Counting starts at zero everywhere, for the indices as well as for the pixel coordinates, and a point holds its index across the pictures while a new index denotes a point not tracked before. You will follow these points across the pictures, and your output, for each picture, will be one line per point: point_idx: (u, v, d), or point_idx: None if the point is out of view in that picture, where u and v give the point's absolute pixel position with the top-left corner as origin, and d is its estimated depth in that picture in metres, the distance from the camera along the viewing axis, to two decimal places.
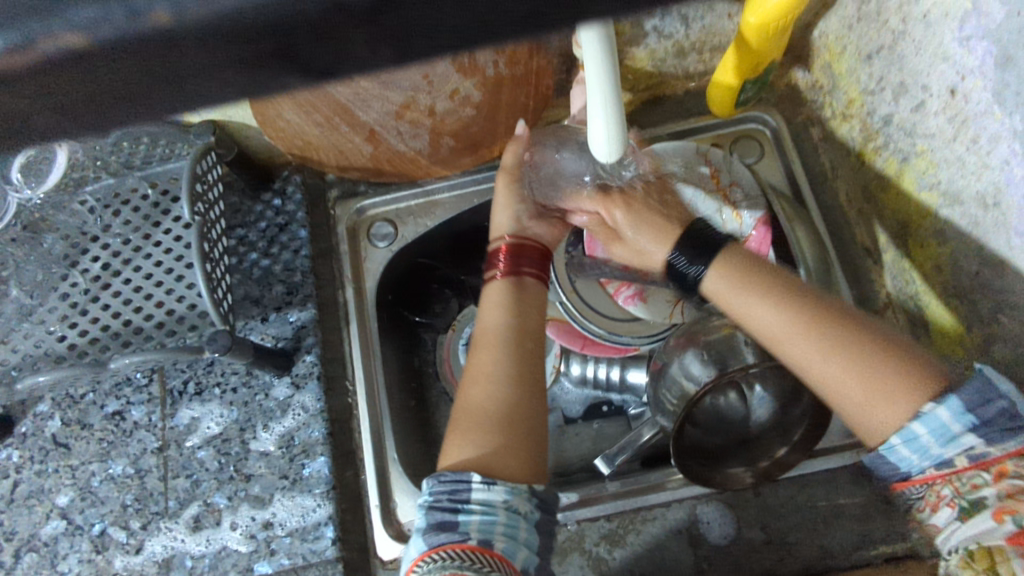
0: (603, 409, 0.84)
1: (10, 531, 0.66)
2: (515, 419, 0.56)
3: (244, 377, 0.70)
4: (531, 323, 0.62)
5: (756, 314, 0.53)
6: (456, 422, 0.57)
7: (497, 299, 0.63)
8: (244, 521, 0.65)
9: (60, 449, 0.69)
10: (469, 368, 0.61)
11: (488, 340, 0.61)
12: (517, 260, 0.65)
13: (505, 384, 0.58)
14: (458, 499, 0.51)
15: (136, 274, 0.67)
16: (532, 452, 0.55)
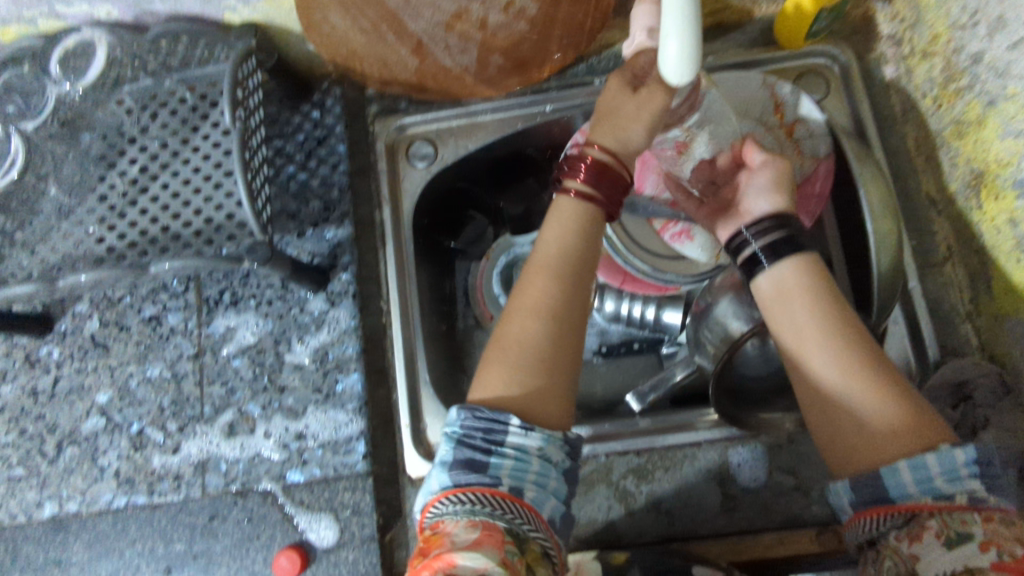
0: (634, 347, 0.84)
1: (52, 424, 0.68)
2: (555, 361, 0.53)
3: (280, 292, 0.70)
4: (588, 259, 0.57)
5: (801, 323, 0.50)
6: (496, 350, 0.54)
7: (569, 215, 0.57)
8: (278, 430, 0.66)
9: (98, 349, 0.70)
10: (520, 289, 0.56)
11: (540, 269, 0.56)
12: (609, 181, 0.57)
13: (559, 319, 0.54)
14: (492, 440, 0.51)
15: (174, 180, 0.65)
16: (568, 397, 0.54)
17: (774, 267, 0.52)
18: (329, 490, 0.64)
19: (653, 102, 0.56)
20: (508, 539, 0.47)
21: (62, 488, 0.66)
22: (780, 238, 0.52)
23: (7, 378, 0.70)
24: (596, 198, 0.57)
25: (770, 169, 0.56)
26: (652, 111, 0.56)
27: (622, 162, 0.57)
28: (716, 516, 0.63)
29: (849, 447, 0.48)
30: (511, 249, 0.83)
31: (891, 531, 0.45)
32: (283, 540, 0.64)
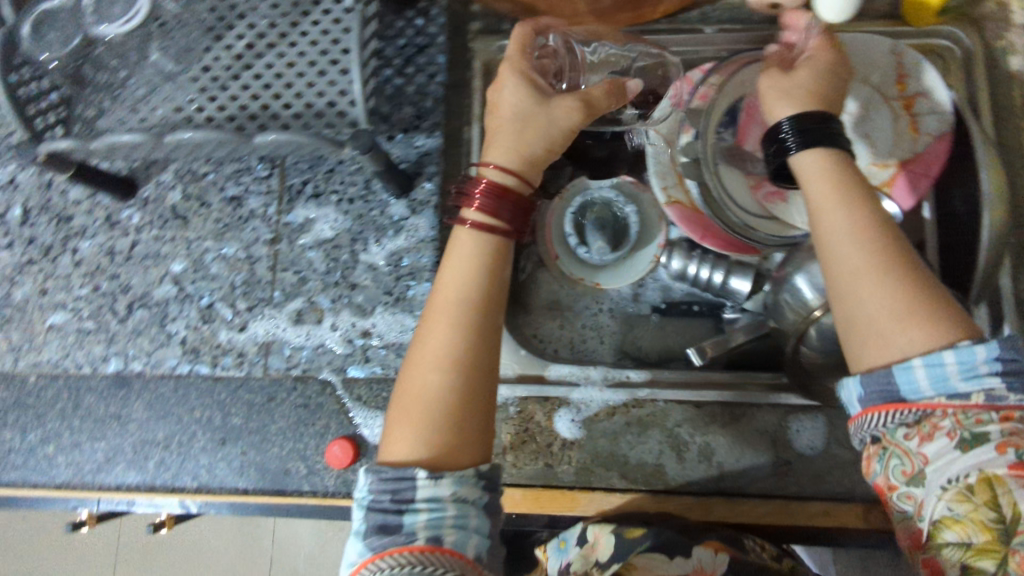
0: (692, 308, 0.83)
1: (125, 285, 0.70)
2: (471, 404, 0.50)
3: (362, 191, 0.70)
4: (494, 295, 0.53)
5: (828, 197, 0.47)
6: (404, 398, 0.50)
7: (467, 256, 0.53)
8: (345, 325, 0.67)
9: (178, 221, 0.71)
10: (423, 337, 0.52)
11: (439, 317, 0.52)
12: (509, 202, 0.53)
13: (459, 366, 0.50)
14: (399, 500, 0.47)
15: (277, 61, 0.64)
16: (483, 439, 0.50)
17: (800, 156, 0.49)
18: (387, 389, 0.65)
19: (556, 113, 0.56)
20: None
21: (129, 347, 0.68)
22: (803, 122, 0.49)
23: (87, 233, 0.71)
24: (495, 228, 0.53)
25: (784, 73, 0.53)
26: (560, 125, 0.56)
27: (514, 180, 0.55)
28: (768, 475, 0.63)
29: (862, 327, 0.44)
30: (588, 191, 0.83)
31: (897, 428, 0.44)
32: (337, 431, 0.65)
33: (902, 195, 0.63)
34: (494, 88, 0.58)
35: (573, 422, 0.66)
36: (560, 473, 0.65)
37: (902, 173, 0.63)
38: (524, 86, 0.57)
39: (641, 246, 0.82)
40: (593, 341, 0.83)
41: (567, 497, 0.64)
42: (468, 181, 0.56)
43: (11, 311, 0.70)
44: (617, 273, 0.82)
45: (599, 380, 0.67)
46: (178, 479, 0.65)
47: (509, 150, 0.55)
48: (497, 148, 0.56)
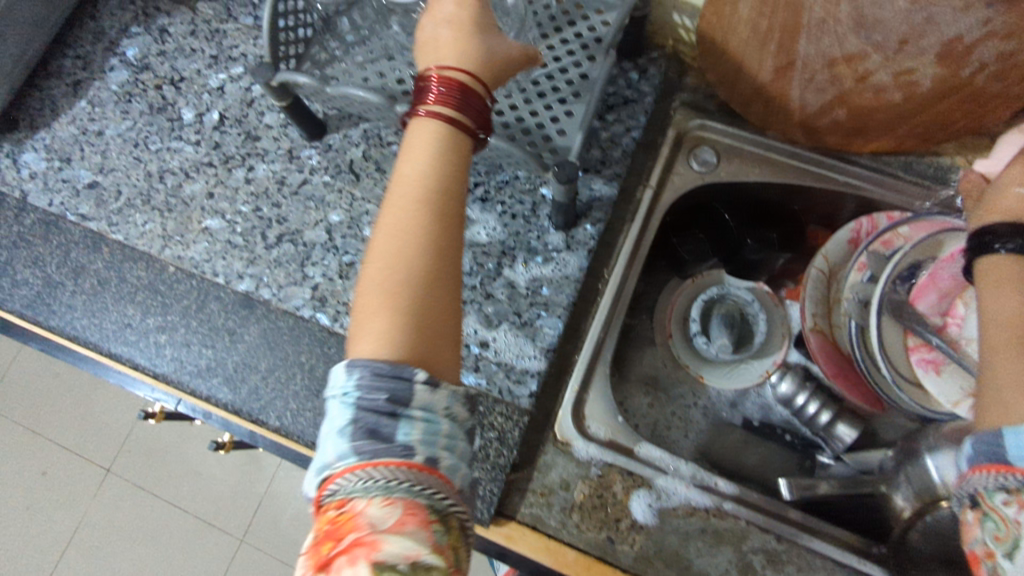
0: (784, 438, 0.79)
1: (283, 217, 0.72)
2: (443, 298, 0.48)
3: (527, 212, 0.71)
4: (463, 183, 0.52)
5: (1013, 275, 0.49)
6: (371, 295, 0.47)
7: (431, 138, 0.51)
8: (467, 329, 0.68)
9: (351, 176, 0.73)
10: (374, 244, 0.49)
11: (409, 195, 0.50)
12: (468, 95, 0.52)
13: (416, 255, 0.48)
14: (397, 402, 0.44)
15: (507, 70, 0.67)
16: (457, 338, 0.49)
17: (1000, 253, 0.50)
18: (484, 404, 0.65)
19: (456, 10, 0.55)
20: (433, 519, 0.41)
21: (265, 274, 0.70)
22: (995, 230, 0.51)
23: (266, 158, 0.74)
24: (461, 124, 0.52)
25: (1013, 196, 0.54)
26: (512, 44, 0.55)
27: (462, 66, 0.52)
28: None
29: (992, 388, 0.45)
30: (724, 286, 0.82)
31: (995, 492, 0.41)
32: None
33: None
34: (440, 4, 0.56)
35: (650, 507, 0.63)
36: (620, 553, 0.61)
37: None
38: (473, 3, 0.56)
39: (758, 357, 0.80)
40: (677, 432, 0.79)
41: None
42: (419, 84, 0.53)
43: (175, 203, 0.73)
44: (722, 374, 0.80)
45: (686, 476, 0.66)
46: (263, 414, 0.66)
47: (450, 56, 0.53)
48: (445, 59, 0.53)
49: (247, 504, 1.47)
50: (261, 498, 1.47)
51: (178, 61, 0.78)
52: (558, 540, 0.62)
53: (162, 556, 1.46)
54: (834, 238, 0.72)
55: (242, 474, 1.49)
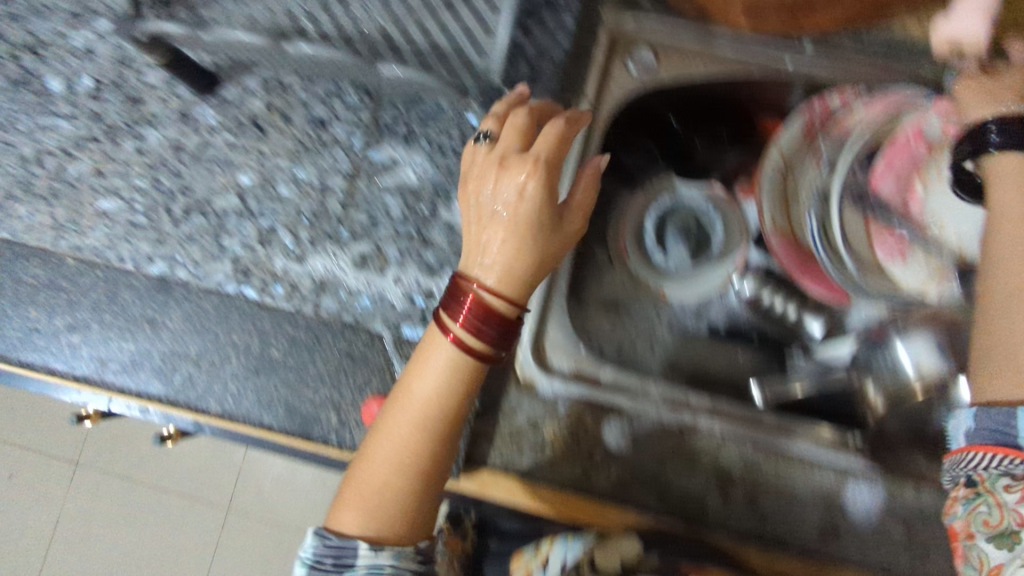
0: (753, 338, 0.77)
1: (186, 186, 0.65)
2: (429, 483, 0.53)
3: (457, 145, 0.65)
4: (459, 410, 0.53)
5: (1013, 187, 0.49)
6: (360, 476, 0.53)
7: (433, 365, 0.53)
8: (409, 282, 0.62)
9: (255, 132, 0.66)
10: (373, 444, 0.53)
11: (411, 404, 0.53)
12: (496, 327, 0.52)
13: (415, 456, 0.52)
14: (339, 567, 0.51)
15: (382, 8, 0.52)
16: (425, 515, 0.54)
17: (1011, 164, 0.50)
18: None
19: (507, 187, 0.53)
20: None
21: (178, 253, 0.63)
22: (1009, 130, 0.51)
23: (157, 123, 0.66)
24: (477, 355, 0.52)
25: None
26: (547, 246, 0.53)
27: (496, 295, 0.52)
28: (810, 537, 0.60)
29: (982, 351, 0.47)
30: (676, 195, 0.79)
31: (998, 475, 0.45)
32: (378, 388, 0.61)
33: None
34: (501, 167, 0.54)
35: (623, 430, 0.62)
36: (596, 484, 0.60)
37: None
38: (542, 190, 0.52)
39: (717, 261, 0.77)
40: (643, 348, 0.77)
41: (598, 509, 0.60)
42: (452, 289, 0.53)
43: (62, 187, 0.65)
44: (682, 285, 0.77)
45: (657, 396, 0.64)
46: (202, 401, 0.61)
47: (494, 262, 0.53)
48: (492, 254, 0.53)
49: (225, 475, 1.43)
50: (240, 466, 1.43)
51: (32, 23, 0.68)
52: (533, 480, 0.60)
53: (150, 546, 1.43)
54: (789, 131, 0.66)
55: (218, 448, 1.45)
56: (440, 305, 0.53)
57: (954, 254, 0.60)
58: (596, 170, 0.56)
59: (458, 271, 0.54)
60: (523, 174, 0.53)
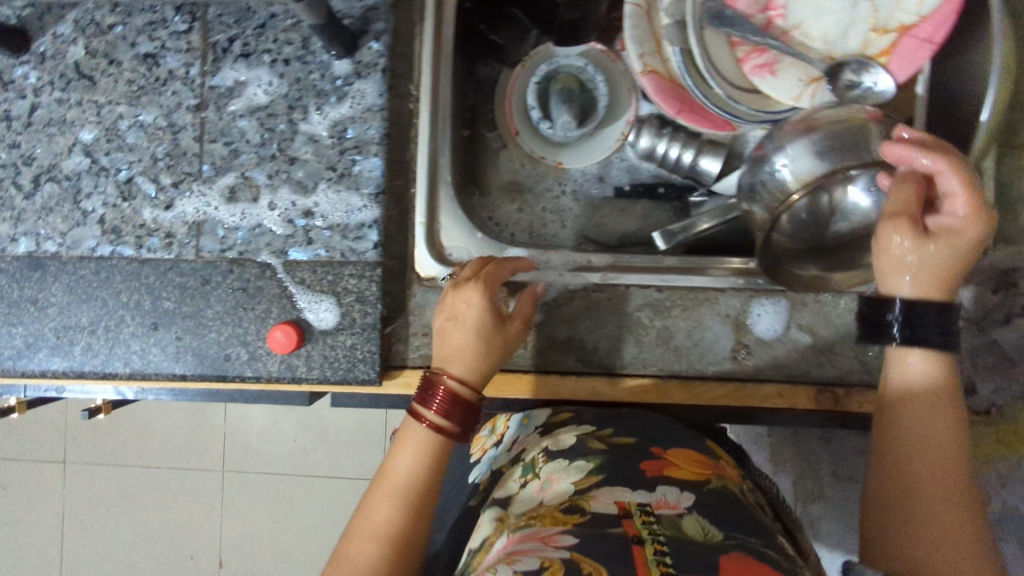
0: (659, 191, 0.77)
1: (29, 156, 0.61)
2: (405, 563, 0.48)
3: (299, 51, 0.61)
4: (438, 481, 0.51)
5: (925, 268, 0.46)
6: (341, 569, 0.47)
7: (416, 443, 0.51)
8: (284, 204, 0.61)
9: (84, 82, 0.61)
10: (365, 515, 0.50)
11: (388, 487, 0.50)
12: (466, 414, 0.51)
13: (398, 544, 0.48)
14: None
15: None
16: None
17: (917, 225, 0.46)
18: (333, 273, 0.60)
19: (467, 306, 0.53)
20: None
21: (41, 226, 0.61)
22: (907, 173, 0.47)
23: None
24: (448, 432, 0.51)
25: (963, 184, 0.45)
26: (507, 346, 0.54)
27: (461, 380, 0.52)
28: (723, 361, 0.62)
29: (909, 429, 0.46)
30: (554, 60, 0.75)
31: None
32: (279, 315, 0.60)
33: (908, 64, 0.56)
34: (460, 327, 0.53)
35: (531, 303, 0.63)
36: (516, 357, 0.63)
37: (905, 41, 0.56)
38: (489, 305, 0.53)
39: (607, 123, 0.75)
40: (555, 226, 0.76)
41: (523, 380, 0.63)
42: (421, 386, 0.52)
43: None
44: (578, 153, 0.76)
45: (560, 265, 0.65)
46: (108, 367, 0.61)
47: (460, 353, 0.52)
48: (461, 345, 0.52)
49: (211, 440, 1.39)
50: (223, 429, 1.39)
51: None
52: None
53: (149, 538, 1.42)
54: None
55: (192, 434, 1.40)
56: (410, 404, 0.52)
57: (823, 57, 0.58)
58: (532, 294, 0.58)
59: (424, 373, 0.53)
60: (460, 304, 0.53)
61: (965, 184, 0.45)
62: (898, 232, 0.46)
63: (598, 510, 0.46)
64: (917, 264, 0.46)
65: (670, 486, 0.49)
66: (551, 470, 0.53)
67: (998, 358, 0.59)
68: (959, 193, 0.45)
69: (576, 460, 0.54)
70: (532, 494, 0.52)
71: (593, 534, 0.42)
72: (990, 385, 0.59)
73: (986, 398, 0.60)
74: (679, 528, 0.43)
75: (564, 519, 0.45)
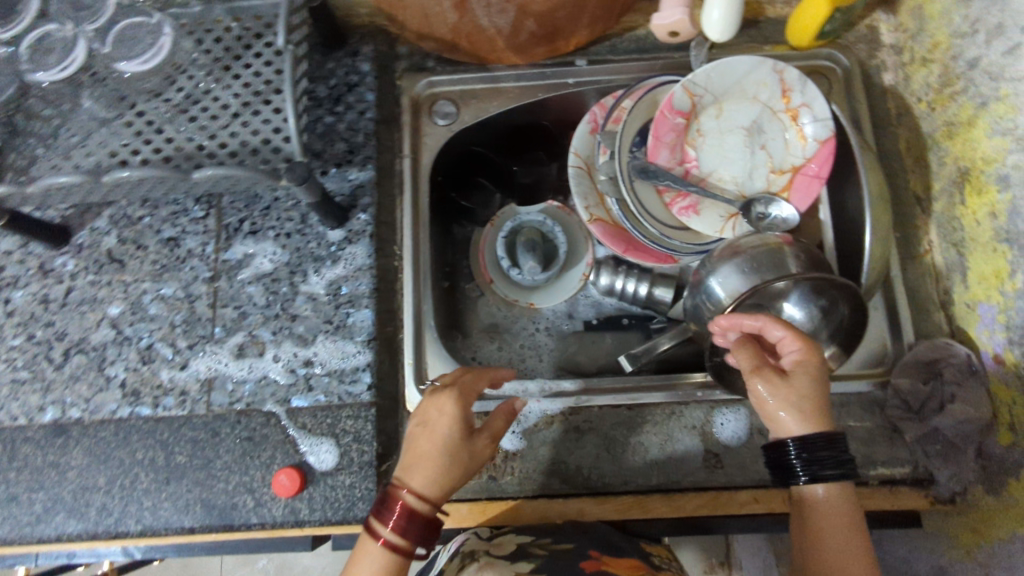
0: (623, 322, 0.86)
1: (61, 332, 0.69)
2: None
3: (299, 225, 0.72)
4: None
5: (791, 402, 0.50)
6: None
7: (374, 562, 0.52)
8: (287, 355, 0.68)
9: (114, 265, 0.71)
10: None
11: None
12: (426, 528, 0.53)
13: None
14: None
15: (152, 112, 0.64)
16: None
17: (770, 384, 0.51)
18: (332, 416, 0.67)
19: (439, 413, 0.57)
20: None
21: (67, 394, 0.68)
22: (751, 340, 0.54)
23: (20, 283, 0.71)
24: (406, 548, 0.52)
25: (787, 329, 0.53)
26: (474, 460, 0.57)
27: (428, 493, 0.54)
28: (698, 470, 0.67)
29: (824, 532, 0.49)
30: (517, 216, 0.87)
31: None
32: (283, 461, 0.65)
33: (804, 195, 0.68)
34: (428, 435, 0.56)
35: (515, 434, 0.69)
36: (504, 484, 0.67)
37: (798, 178, 0.69)
38: (460, 411, 0.57)
39: (572, 265, 0.87)
40: (532, 360, 0.84)
41: (510, 507, 0.66)
42: (382, 500, 0.53)
43: None
44: (547, 294, 0.86)
45: (536, 392, 0.71)
46: (122, 524, 0.64)
47: (425, 468, 0.54)
48: (428, 458, 0.54)
49: None
50: None
51: None
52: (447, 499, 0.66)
53: None
54: (578, 133, 0.74)
55: None
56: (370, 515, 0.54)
57: (737, 195, 0.70)
58: (507, 408, 0.60)
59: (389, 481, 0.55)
60: (430, 416, 0.57)
61: (789, 330, 0.53)
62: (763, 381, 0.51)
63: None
64: (790, 406, 0.50)
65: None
66: (494, 561, 0.58)
67: (944, 445, 0.64)
68: (799, 353, 0.52)
69: (518, 562, 0.57)
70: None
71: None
72: (944, 473, 0.63)
73: (945, 485, 0.64)
74: None
75: None
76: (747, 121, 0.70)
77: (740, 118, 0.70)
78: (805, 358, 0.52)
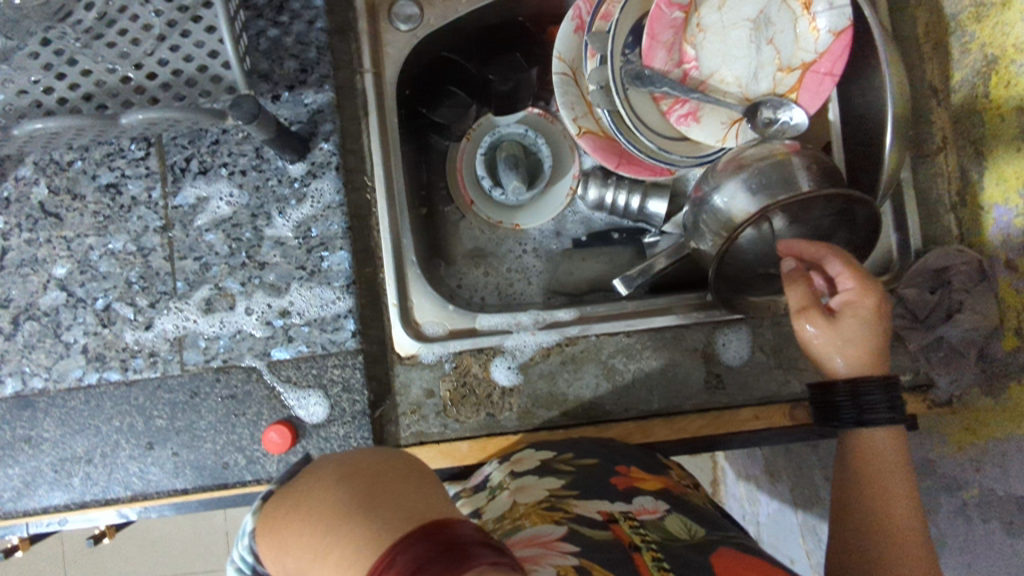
0: (613, 237, 0.82)
1: (4, 298, 0.63)
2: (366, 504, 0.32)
3: (254, 161, 0.64)
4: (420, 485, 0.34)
5: (844, 343, 0.52)
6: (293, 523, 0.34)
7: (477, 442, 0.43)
8: (260, 307, 0.63)
9: (51, 219, 0.63)
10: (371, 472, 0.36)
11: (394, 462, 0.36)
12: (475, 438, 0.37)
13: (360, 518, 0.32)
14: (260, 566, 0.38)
15: (57, 37, 0.54)
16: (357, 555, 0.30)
17: (822, 322, 0.52)
18: (317, 366, 0.63)
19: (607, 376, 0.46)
20: None
21: (25, 365, 0.63)
22: (798, 277, 0.54)
23: None
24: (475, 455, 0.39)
25: (846, 267, 0.52)
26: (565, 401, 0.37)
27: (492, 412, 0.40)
28: (699, 392, 0.66)
29: (871, 459, 0.51)
30: (495, 129, 0.79)
31: None
32: (271, 417, 0.62)
33: (813, 95, 0.62)
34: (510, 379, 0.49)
35: (509, 367, 0.66)
36: (504, 420, 0.65)
37: (809, 75, 0.62)
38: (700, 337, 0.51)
39: (557, 180, 0.80)
40: (521, 284, 0.80)
41: (512, 443, 0.64)
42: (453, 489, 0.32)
43: None
44: (531, 212, 0.80)
45: (530, 324, 0.68)
46: (110, 492, 0.62)
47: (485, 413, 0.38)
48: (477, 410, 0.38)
49: None
50: None
51: None
52: (447, 440, 0.64)
53: None
54: (560, 33, 0.65)
55: None
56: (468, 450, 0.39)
57: (740, 98, 0.64)
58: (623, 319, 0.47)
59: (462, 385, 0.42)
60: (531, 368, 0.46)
61: (848, 268, 0.53)
62: (803, 318, 0.52)
63: (583, 513, 0.49)
64: (836, 346, 0.52)
65: (644, 495, 0.54)
66: (522, 483, 0.54)
67: (949, 352, 0.62)
68: (851, 295, 0.52)
69: (545, 477, 0.55)
70: (503, 503, 0.53)
71: (594, 542, 0.44)
72: (945, 379, 0.63)
73: (945, 389, 0.63)
74: (665, 531, 0.49)
75: (549, 516, 0.48)
76: (753, 11, 0.63)
77: (745, 9, 0.63)
78: (857, 296, 0.52)
